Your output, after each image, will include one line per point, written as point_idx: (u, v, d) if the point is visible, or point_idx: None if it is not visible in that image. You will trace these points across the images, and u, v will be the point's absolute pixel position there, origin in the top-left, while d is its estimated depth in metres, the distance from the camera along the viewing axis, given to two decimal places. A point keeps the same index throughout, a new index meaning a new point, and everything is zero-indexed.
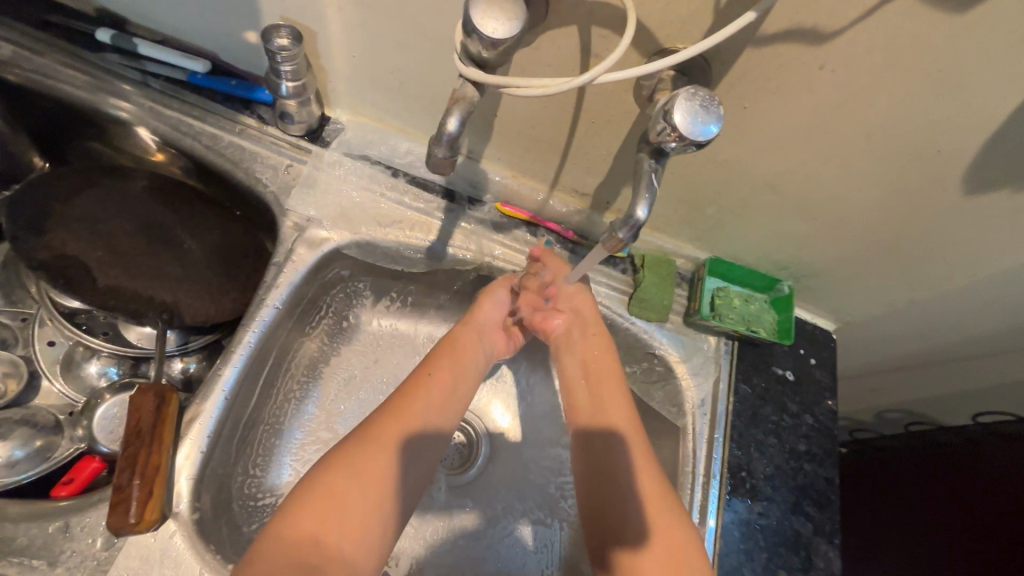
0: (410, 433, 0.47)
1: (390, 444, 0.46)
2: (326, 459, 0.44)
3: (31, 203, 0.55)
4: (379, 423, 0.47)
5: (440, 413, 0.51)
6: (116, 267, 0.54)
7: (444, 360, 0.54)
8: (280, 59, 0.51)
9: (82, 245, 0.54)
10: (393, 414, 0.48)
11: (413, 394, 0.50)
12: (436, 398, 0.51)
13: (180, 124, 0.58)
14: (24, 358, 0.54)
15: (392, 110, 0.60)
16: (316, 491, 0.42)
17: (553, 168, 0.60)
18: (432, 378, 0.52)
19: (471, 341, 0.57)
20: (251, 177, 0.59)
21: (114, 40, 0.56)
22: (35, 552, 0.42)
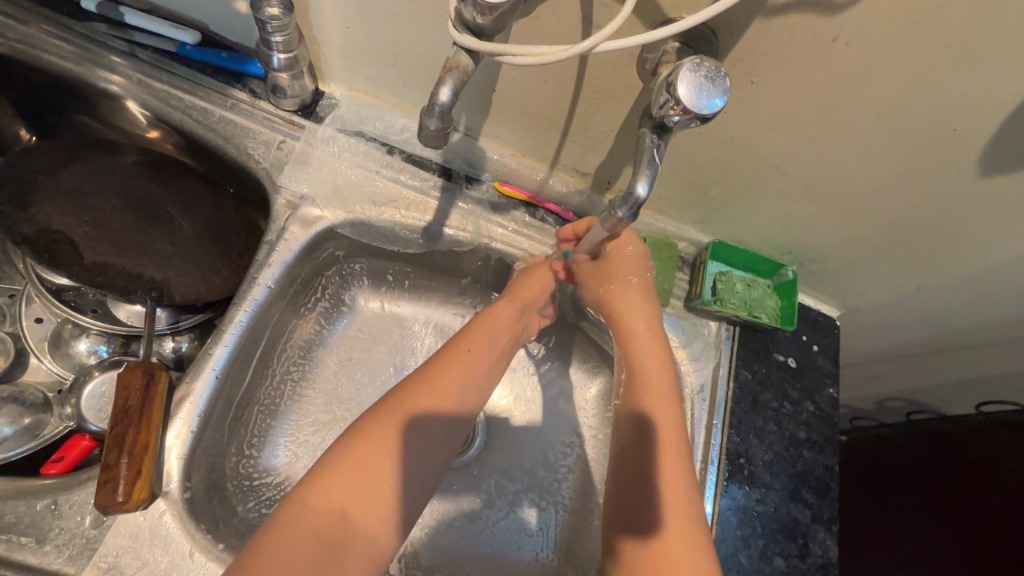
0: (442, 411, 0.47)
1: (421, 417, 0.45)
2: (356, 428, 0.44)
3: (16, 175, 0.54)
4: (416, 391, 0.46)
5: (473, 395, 0.50)
6: (104, 243, 0.53)
7: (476, 334, 0.53)
8: (271, 29, 0.49)
9: (68, 220, 0.53)
10: (430, 386, 0.47)
11: (446, 368, 0.49)
12: (472, 371, 0.50)
13: (169, 97, 0.57)
14: (12, 335, 0.53)
15: (388, 84, 0.58)
16: (341, 459, 0.41)
17: (553, 147, 0.58)
18: (468, 353, 0.51)
19: (507, 316, 0.56)
20: (243, 152, 0.57)
21: (100, 9, 0.55)
22: (23, 529, 0.41)
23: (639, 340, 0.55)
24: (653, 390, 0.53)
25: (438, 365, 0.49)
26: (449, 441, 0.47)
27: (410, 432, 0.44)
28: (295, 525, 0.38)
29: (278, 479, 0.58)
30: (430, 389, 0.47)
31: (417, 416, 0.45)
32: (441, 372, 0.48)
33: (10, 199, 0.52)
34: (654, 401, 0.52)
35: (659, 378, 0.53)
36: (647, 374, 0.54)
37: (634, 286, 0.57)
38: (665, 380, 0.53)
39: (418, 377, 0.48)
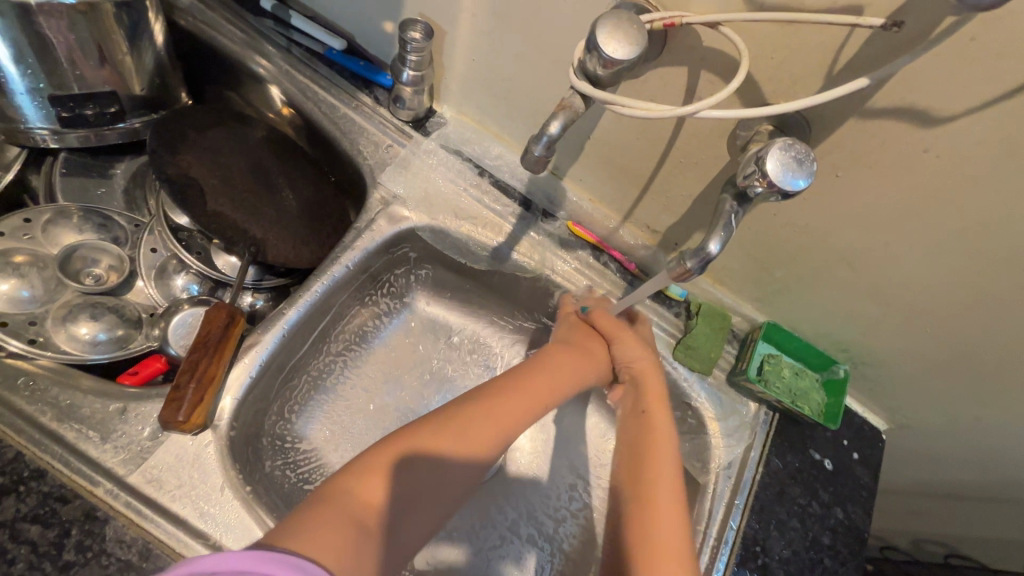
0: (503, 417, 0.49)
1: (481, 430, 0.47)
2: (382, 440, 0.44)
3: (170, 125, 0.62)
4: (477, 409, 0.48)
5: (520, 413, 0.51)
6: (223, 197, 0.60)
7: (561, 361, 0.56)
8: (410, 49, 0.57)
9: (203, 171, 0.60)
10: (509, 396, 0.50)
11: (528, 388, 0.52)
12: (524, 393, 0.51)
13: (307, 89, 0.65)
14: (130, 256, 0.58)
15: (494, 115, 0.64)
16: (372, 465, 0.42)
17: (631, 199, 0.62)
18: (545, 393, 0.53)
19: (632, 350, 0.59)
20: (354, 147, 0.65)
21: (274, 9, 0.65)
22: (93, 424, 0.45)
23: (659, 408, 0.56)
24: (654, 456, 0.52)
25: (529, 380, 0.53)
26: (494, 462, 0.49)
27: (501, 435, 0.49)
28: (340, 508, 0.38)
29: (307, 447, 0.62)
30: (510, 404, 0.50)
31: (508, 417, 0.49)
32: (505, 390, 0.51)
33: (163, 143, 0.60)
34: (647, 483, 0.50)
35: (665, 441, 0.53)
36: (655, 445, 0.53)
37: (643, 355, 0.59)
38: (673, 472, 0.51)
39: (488, 396, 0.50)
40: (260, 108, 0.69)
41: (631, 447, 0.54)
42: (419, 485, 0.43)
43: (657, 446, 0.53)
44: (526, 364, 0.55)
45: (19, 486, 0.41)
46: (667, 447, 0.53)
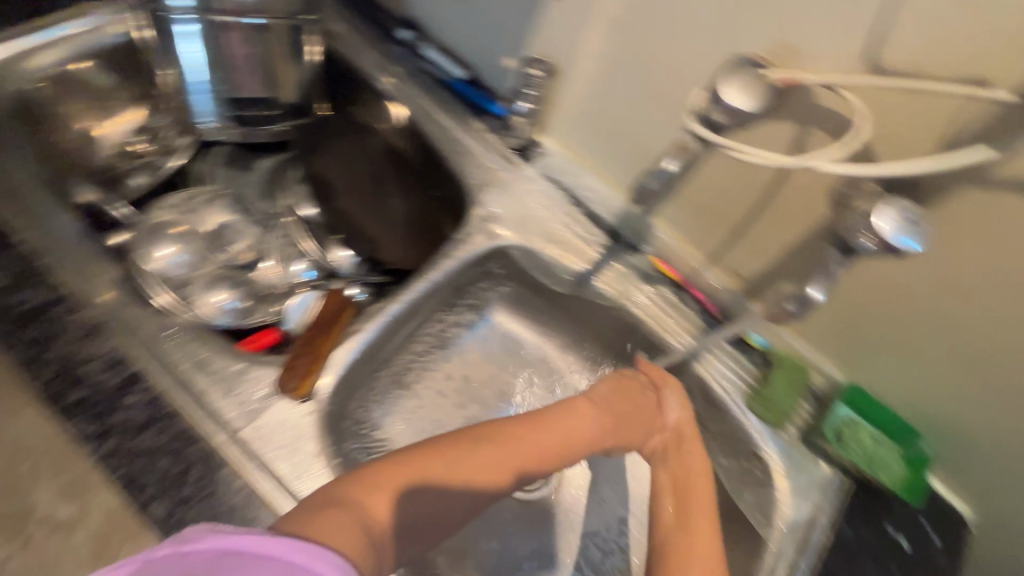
0: (517, 459, 0.47)
1: (494, 467, 0.45)
2: (374, 467, 0.42)
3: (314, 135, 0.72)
4: (489, 442, 0.46)
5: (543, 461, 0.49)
6: (353, 197, 0.71)
7: (587, 405, 0.53)
8: (529, 83, 0.64)
9: (339, 175, 0.72)
10: (523, 439, 0.48)
11: (551, 429, 0.50)
12: (544, 439, 0.49)
13: (423, 110, 0.70)
14: (263, 237, 0.65)
15: (595, 150, 0.68)
16: (380, 480, 0.40)
17: (720, 242, 0.64)
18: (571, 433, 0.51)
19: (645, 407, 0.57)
20: (462, 167, 0.70)
21: (410, 40, 0.73)
22: (217, 381, 0.51)
23: (693, 461, 0.55)
24: (694, 503, 0.51)
25: (546, 424, 0.50)
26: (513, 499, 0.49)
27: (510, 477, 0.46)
28: (348, 516, 0.36)
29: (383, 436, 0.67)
30: (527, 444, 0.48)
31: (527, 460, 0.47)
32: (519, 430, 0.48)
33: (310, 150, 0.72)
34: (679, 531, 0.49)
35: (702, 491, 0.52)
36: (690, 494, 0.52)
37: (682, 411, 0.58)
38: (708, 520, 0.49)
39: (502, 431, 0.48)
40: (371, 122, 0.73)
41: (671, 496, 0.52)
42: (413, 519, 0.41)
43: (693, 495, 0.52)
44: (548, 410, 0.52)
45: (157, 421, 0.48)
46: (704, 498, 0.51)
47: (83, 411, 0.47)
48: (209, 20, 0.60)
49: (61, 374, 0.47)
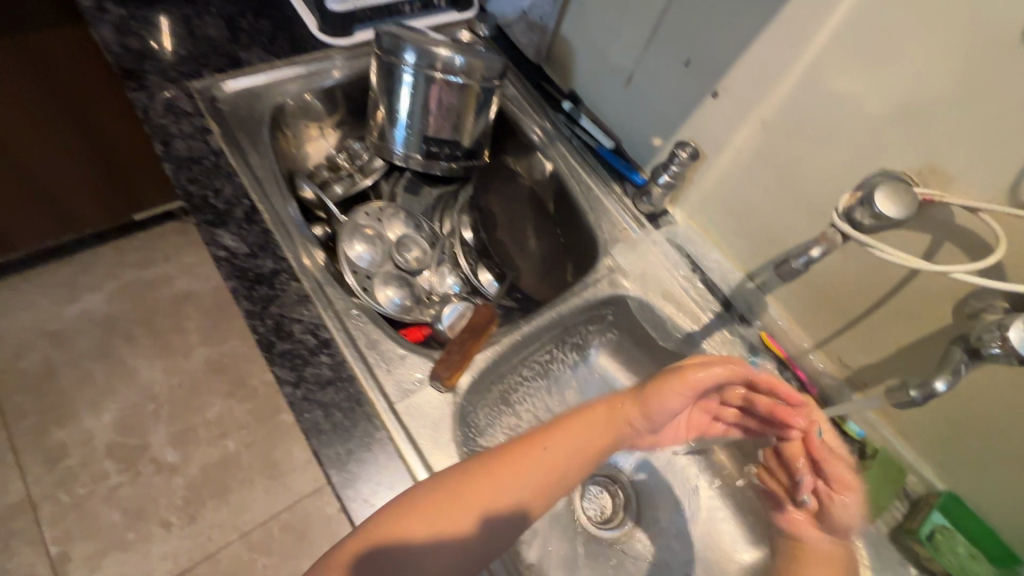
0: (512, 472, 0.52)
1: (497, 483, 0.51)
2: (379, 517, 0.48)
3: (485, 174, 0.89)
4: (492, 463, 0.52)
5: (543, 476, 0.53)
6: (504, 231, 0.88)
7: (577, 422, 0.58)
8: (675, 162, 0.73)
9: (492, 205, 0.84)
10: (523, 458, 0.53)
11: (506, 473, 0.51)
12: (544, 458, 0.54)
13: (574, 170, 0.85)
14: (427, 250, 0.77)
15: (721, 226, 0.76)
16: (404, 510, 0.48)
17: (831, 330, 0.68)
18: (541, 461, 0.54)
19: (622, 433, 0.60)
20: (597, 221, 0.81)
21: (570, 109, 0.87)
22: (383, 358, 0.61)
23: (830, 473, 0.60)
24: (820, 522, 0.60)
25: (542, 444, 0.55)
26: (514, 532, 0.51)
27: (515, 492, 0.51)
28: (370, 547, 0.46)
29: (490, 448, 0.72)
30: (529, 461, 0.53)
31: (525, 472, 0.52)
32: (520, 452, 0.53)
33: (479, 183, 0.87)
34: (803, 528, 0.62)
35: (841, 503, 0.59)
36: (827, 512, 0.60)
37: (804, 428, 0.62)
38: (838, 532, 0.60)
39: (452, 477, 0.50)
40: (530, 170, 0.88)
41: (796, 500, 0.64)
42: (437, 540, 0.47)
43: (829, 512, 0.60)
44: (551, 429, 0.57)
45: (338, 381, 0.58)
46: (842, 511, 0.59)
47: (285, 361, 0.57)
48: (419, 73, 0.74)
49: (276, 327, 0.59)
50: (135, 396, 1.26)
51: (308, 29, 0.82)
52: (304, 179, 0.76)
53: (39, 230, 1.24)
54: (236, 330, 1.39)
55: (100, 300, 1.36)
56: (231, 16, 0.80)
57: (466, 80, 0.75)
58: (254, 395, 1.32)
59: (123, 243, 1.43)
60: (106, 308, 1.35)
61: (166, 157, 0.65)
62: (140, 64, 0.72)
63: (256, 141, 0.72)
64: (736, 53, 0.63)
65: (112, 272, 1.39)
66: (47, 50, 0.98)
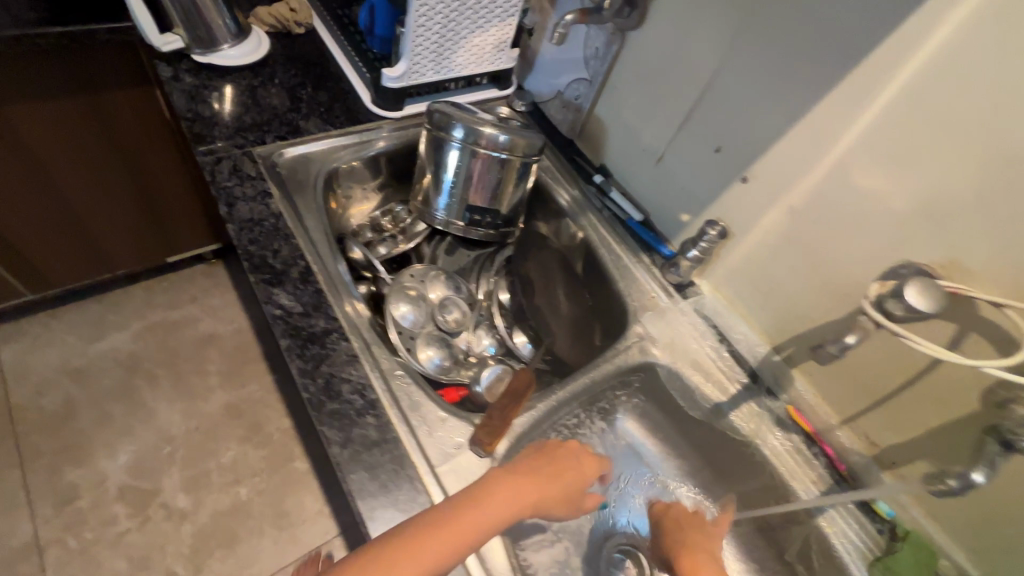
0: (419, 550, 0.47)
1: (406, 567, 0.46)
2: None
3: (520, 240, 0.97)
4: (399, 542, 0.48)
5: (448, 554, 0.49)
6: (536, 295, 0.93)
7: (496, 485, 0.55)
8: (704, 240, 0.77)
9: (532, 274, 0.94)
10: (443, 532, 0.49)
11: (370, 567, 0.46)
12: (451, 529, 0.50)
13: (605, 239, 0.89)
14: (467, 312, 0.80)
15: (747, 300, 0.79)
16: None
17: (858, 407, 0.70)
18: (456, 541, 0.50)
19: (499, 502, 0.54)
20: (627, 289, 0.84)
21: (602, 182, 0.92)
22: (426, 421, 0.63)
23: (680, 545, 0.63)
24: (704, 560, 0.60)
25: (461, 512, 0.51)
26: None
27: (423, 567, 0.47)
28: None
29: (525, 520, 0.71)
30: (443, 532, 0.49)
31: (441, 547, 0.48)
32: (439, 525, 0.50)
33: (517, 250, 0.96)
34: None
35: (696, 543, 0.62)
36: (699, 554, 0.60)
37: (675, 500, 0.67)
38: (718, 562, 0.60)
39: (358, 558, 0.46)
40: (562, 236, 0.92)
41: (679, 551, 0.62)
42: None
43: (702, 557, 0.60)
44: (470, 494, 0.54)
45: (383, 443, 0.59)
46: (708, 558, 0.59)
47: (333, 422, 0.59)
48: (466, 148, 0.79)
49: (325, 387, 0.61)
50: (152, 438, 1.26)
51: (363, 102, 0.89)
52: (355, 241, 0.81)
53: (77, 270, 1.28)
54: (257, 374, 1.40)
55: (127, 339, 1.38)
56: (293, 88, 0.87)
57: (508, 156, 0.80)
58: (270, 441, 1.32)
59: (153, 283, 1.47)
60: (131, 347, 1.37)
61: (232, 218, 0.69)
62: (210, 131, 0.78)
63: (311, 205, 0.76)
64: (765, 145, 0.68)
65: (140, 312, 1.42)
66: (116, 113, 1.03)
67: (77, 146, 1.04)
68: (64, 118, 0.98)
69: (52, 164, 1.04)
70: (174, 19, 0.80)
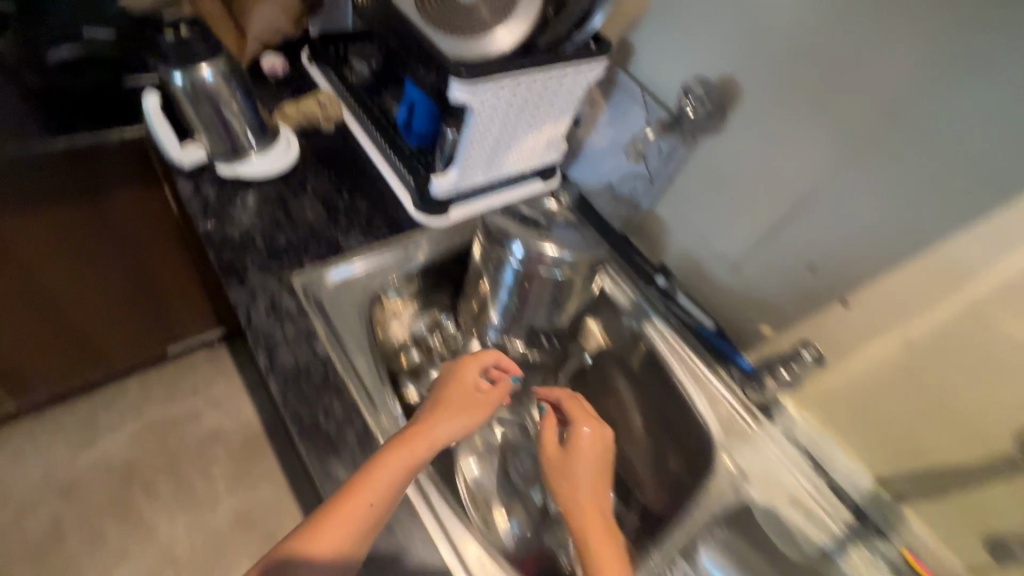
0: (347, 525, 0.49)
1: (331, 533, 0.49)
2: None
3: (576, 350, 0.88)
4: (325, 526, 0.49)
5: (373, 522, 0.50)
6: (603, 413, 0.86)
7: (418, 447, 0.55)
8: (794, 364, 0.70)
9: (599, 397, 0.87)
10: (349, 502, 0.50)
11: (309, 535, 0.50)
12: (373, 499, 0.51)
13: (678, 351, 0.81)
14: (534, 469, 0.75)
15: (846, 427, 0.72)
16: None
17: (992, 560, 0.62)
18: (368, 496, 0.51)
19: (394, 461, 0.53)
20: (706, 410, 0.76)
21: (665, 285, 0.84)
22: None
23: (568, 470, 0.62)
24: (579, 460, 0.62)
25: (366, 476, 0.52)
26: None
27: (330, 526, 0.49)
28: None
29: None
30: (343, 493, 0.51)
31: (352, 520, 0.50)
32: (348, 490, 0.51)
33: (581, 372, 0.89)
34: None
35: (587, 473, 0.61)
36: (582, 485, 0.60)
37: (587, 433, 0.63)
38: (595, 475, 0.61)
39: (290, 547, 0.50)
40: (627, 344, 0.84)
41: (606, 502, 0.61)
42: None
43: (581, 482, 0.61)
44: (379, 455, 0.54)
45: None
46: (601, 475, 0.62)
47: None
48: (526, 268, 0.71)
49: None
50: (152, 561, 1.12)
51: (403, 207, 0.81)
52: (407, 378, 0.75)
53: (64, 373, 1.15)
54: (268, 474, 1.27)
55: (120, 443, 1.24)
56: (328, 196, 0.78)
57: (569, 272, 0.72)
58: None
59: (149, 376, 1.34)
60: (125, 453, 1.23)
61: (274, 374, 0.60)
62: (241, 257, 0.69)
63: (360, 342, 0.68)
64: (877, 273, 0.61)
65: (135, 411, 1.29)
66: (117, 214, 0.92)
67: (75, 254, 0.93)
68: (55, 227, 0.86)
69: (45, 273, 0.92)
70: (196, 129, 0.72)
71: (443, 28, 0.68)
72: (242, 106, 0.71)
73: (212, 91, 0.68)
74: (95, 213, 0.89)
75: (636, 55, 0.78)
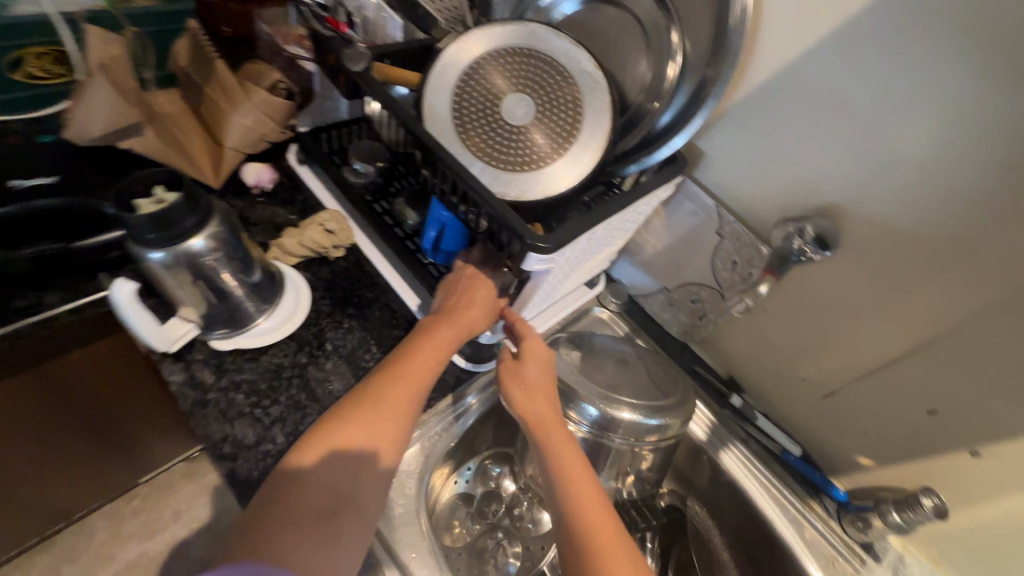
0: (367, 423, 0.49)
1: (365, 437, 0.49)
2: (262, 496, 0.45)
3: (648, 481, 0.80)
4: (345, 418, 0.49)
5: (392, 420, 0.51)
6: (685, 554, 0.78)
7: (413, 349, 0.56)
8: (906, 513, 0.63)
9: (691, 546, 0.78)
10: (381, 407, 0.51)
11: (325, 431, 0.48)
12: (395, 399, 0.52)
13: (769, 482, 0.72)
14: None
15: (962, 568, 0.65)
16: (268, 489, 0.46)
17: None
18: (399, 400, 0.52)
19: (419, 369, 0.55)
20: (806, 552, 0.68)
21: (742, 406, 0.75)
22: None
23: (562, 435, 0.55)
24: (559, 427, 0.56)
25: (397, 379, 0.53)
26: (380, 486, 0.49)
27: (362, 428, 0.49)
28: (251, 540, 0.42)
29: None
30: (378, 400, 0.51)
31: (381, 421, 0.50)
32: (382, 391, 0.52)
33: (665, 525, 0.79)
34: (594, 518, 0.48)
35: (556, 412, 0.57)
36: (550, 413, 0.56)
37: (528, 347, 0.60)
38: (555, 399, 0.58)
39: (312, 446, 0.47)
40: (712, 471, 0.76)
41: (539, 402, 0.57)
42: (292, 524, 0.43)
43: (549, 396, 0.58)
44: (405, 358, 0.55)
45: None
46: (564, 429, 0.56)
47: None
48: (599, 432, 0.65)
49: None
50: None
51: None
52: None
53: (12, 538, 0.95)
54: None
55: None
56: (352, 352, 0.65)
57: (655, 436, 0.65)
58: None
59: (117, 508, 1.15)
60: None
61: None
62: (262, 464, 0.55)
63: (421, 553, 0.57)
64: (1022, 434, 0.54)
65: (108, 554, 1.10)
66: (74, 386, 0.72)
67: (35, 430, 0.74)
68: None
69: None
70: (181, 303, 0.57)
71: (485, 156, 0.55)
72: (240, 271, 0.57)
73: (201, 259, 0.52)
74: (47, 394, 0.70)
75: (706, 162, 0.68)
